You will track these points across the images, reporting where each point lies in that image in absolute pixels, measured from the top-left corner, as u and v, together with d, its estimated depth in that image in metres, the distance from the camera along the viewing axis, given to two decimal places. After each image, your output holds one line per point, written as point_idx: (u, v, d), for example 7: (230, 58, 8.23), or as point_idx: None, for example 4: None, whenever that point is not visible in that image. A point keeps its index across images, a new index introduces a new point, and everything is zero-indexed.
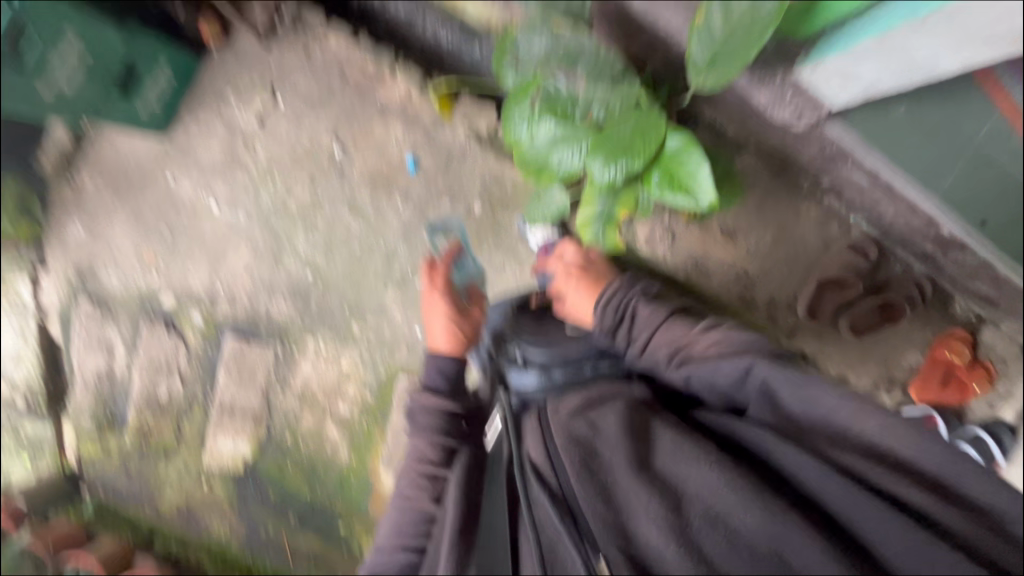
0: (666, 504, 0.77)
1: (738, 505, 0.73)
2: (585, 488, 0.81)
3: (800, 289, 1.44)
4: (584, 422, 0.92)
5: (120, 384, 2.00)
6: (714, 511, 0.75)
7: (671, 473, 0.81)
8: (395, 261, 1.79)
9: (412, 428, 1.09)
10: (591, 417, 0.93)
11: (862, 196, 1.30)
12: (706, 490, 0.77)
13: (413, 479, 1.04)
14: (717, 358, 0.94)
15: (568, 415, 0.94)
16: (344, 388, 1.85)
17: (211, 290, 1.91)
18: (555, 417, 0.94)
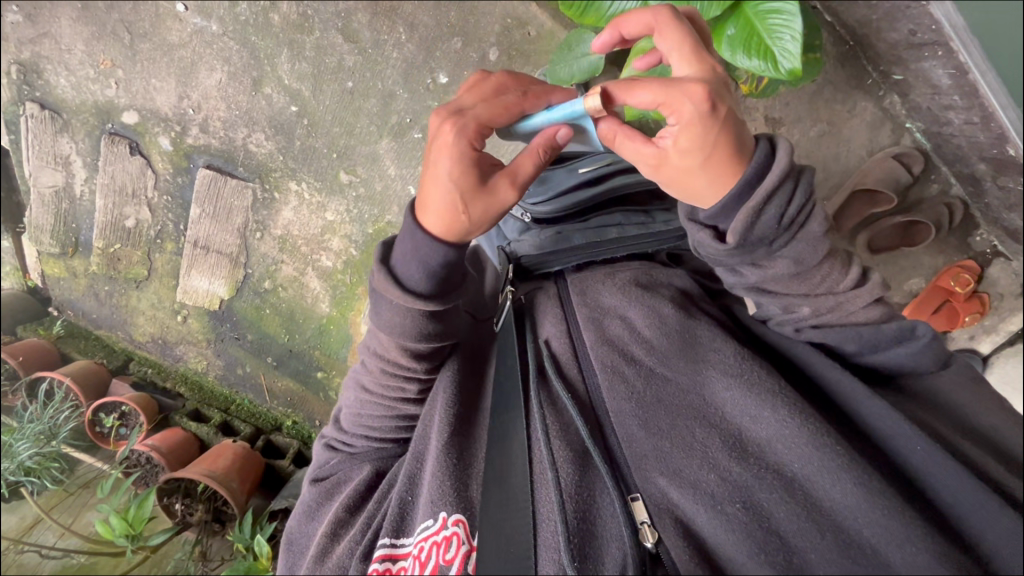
0: (714, 429, 0.71)
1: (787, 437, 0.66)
2: (611, 391, 0.77)
3: (830, 197, 1.35)
4: (614, 315, 0.85)
5: (82, 206, 1.84)
6: (758, 438, 0.69)
7: (713, 389, 0.74)
8: (393, 106, 1.59)
9: (385, 326, 0.81)
10: (618, 307, 0.86)
11: (929, 99, 1.16)
12: (757, 413, 0.69)
13: (399, 337, 0.81)
14: (795, 280, 0.71)
15: (598, 304, 0.87)
16: (328, 240, 1.74)
17: (180, 112, 1.69)
18: (583, 306, 0.87)
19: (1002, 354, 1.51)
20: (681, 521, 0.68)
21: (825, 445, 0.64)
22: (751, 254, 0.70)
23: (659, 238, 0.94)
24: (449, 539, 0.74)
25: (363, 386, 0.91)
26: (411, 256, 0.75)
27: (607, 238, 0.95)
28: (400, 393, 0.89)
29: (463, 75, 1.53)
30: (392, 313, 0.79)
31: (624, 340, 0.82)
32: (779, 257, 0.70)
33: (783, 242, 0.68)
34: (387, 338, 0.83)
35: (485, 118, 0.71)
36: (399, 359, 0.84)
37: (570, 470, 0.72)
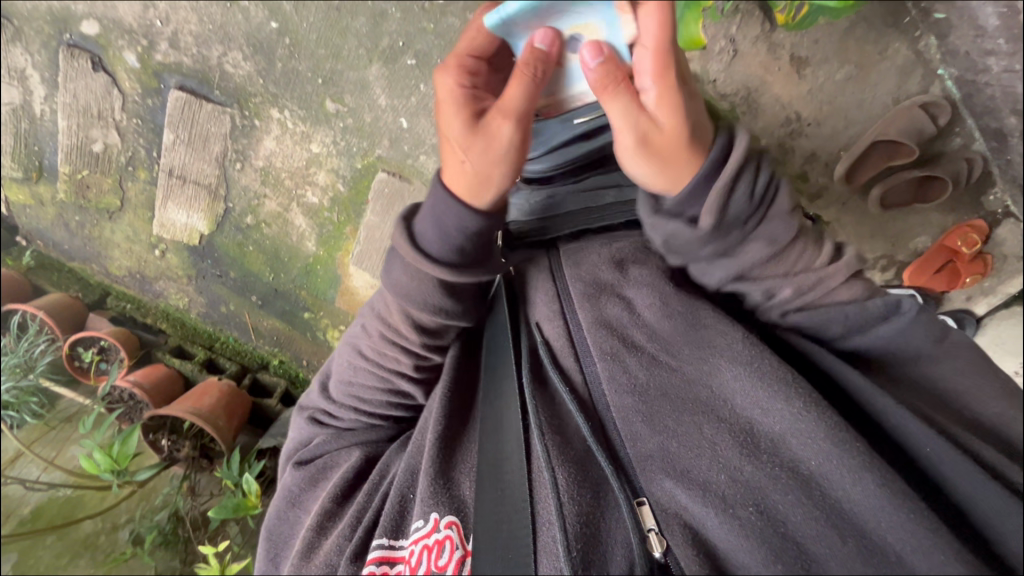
0: (721, 424, 0.63)
1: (805, 438, 0.57)
2: (605, 368, 0.73)
3: (852, 141, 1.27)
4: (612, 292, 0.77)
5: (43, 127, 1.70)
6: (772, 437, 0.60)
7: (720, 376, 0.65)
8: (384, 28, 1.44)
9: (388, 283, 0.78)
10: (615, 280, 0.78)
11: (970, 42, 1.08)
12: (768, 405, 0.60)
13: (407, 307, 0.77)
14: (772, 263, 0.64)
15: (591, 275, 0.80)
16: (313, 175, 1.64)
17: (146, 23, 1.52)
18: (577, 282, 0.80)
19: (996, 316, 1.51)
20: (690, 528, 0.61)
21: (837, 438, 0.55)
22: (725, 241, 0.64)
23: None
24: (442, 543, 0.70)
25: (358, 357, 0.87)
26: (428, 217, 0.70)
27: (601, 202, 0.89)
28: (393, 367, 0.85)
29: None
30: (403, 275, 0.75)
31: (623, 323, 0.75)
32: (753, 240, 0.64)
33: (755, 222, 0.63)
34: (394, 305, 0.79)
35: (467, 50, 0.68)
36: (403, 329, 0.80)
37: (568, 469, 0.67)
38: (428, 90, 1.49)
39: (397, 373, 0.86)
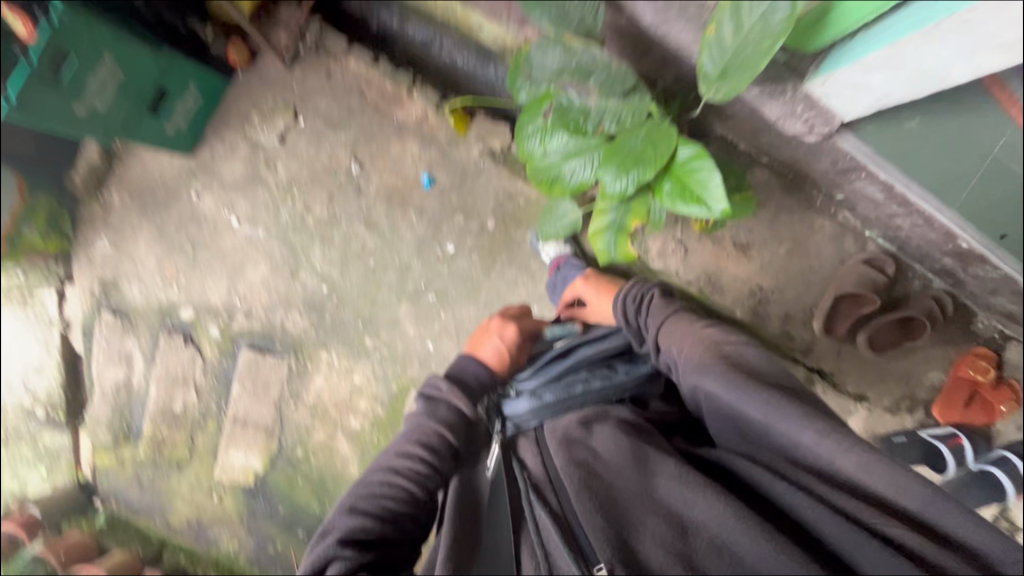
0: (665, 527, 0.75)
1: (735, 519, 0.69)
2: (583, 497, 0.80)
3: (818, 301, 1.43)
4: (581, 444, 0.89)
5: (137, 396, 2.03)
6: (714, 537, 0.71)
7: (662, 486, 0.79)
8: (409, 276, 1.81)
9: (428, 412, 0.97)
10: (583, 439, 0.90)
11: (877, 210, 1.29)
12: (698, 498, 0.74)
13: (433, 412, 0.97)
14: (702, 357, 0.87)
15: (561, 429, 0.94)
16: (355, 402, 1.85)
17: (229, 303, 1.95)
18: (549, 434, 0.94)
19: None
20: None
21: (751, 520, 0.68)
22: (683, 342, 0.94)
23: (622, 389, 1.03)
24: None
25: (371, 477, 0.92)
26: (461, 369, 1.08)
27: (576, 393, 1.01)
28: (405, 477, 0.90)
29: (467, 243, 1.78)
30: (446, 410, 0.97)
31: (588, 460, 0.86)
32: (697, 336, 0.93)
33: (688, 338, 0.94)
34: (421, 411, 0.97)
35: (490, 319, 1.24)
36: (427, 426, 0.95)
37: None
38: (447, 317, 1.79)
39: (406, 478, 0.90)
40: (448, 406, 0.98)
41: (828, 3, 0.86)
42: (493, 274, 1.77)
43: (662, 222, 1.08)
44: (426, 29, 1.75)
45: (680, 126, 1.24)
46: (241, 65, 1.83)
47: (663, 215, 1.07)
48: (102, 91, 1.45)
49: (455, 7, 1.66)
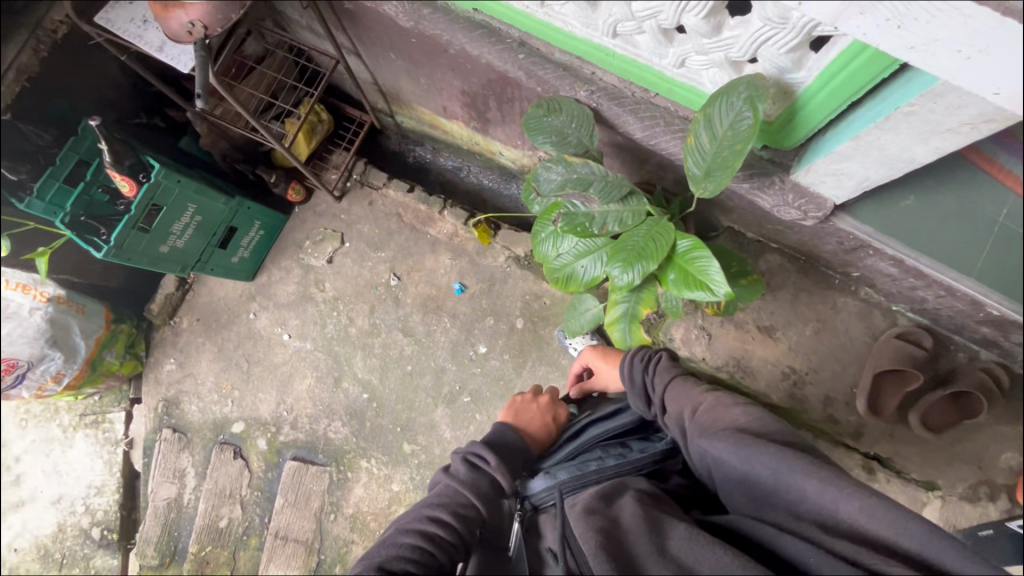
0: None
1: None
2: (594, 558, 0.74)
3: (857, 380, 1.38)
4: (599, 511, 0.83)
5: (187, 513, 2.08)
6: None
7: (676, 548, 0.74)
8: (444, 378, 1.89)
9: (466, 481, 0.97)
10: (605, 508, 0.83)
11: (896, 285, 1.30)
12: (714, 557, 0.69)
13: (474, 485, 0.97)
14: (711, 421, 0.86)
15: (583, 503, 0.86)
16: (394, 512, 1.84)
17: (277, 415, 2.05)
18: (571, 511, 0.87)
19: None
20: None
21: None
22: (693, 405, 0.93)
23: (638, 464, 1.01)
24: None
25: (401, 536, 0.90)
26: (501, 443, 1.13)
27: (590, 469, 1.02)
28: (436, 544, 0.89)
29: (498, 343, 1.86)
30: (483, 478, 0.99)
31: (610, 528, 0.79)
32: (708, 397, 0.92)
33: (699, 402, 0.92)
34: (464, 479, 0.98)
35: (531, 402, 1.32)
36: (469, 494, 0.96)
37: None
38: (483, 417, 1.83)
39: (437, 547, 0.89)
40: (486, 477, 0.99)
41: (793, 107, 0.98)
42: (524, 372, 1.83)
43: (674, 308, 1.13)
44: (458, 159, 2.23)
45: (683, 222, 1.34)
46: (299, 201, 2.09)
47: (675, 302, 1.13)
48: (182, 232, 1.71)
49: (478, 139, 1.91)
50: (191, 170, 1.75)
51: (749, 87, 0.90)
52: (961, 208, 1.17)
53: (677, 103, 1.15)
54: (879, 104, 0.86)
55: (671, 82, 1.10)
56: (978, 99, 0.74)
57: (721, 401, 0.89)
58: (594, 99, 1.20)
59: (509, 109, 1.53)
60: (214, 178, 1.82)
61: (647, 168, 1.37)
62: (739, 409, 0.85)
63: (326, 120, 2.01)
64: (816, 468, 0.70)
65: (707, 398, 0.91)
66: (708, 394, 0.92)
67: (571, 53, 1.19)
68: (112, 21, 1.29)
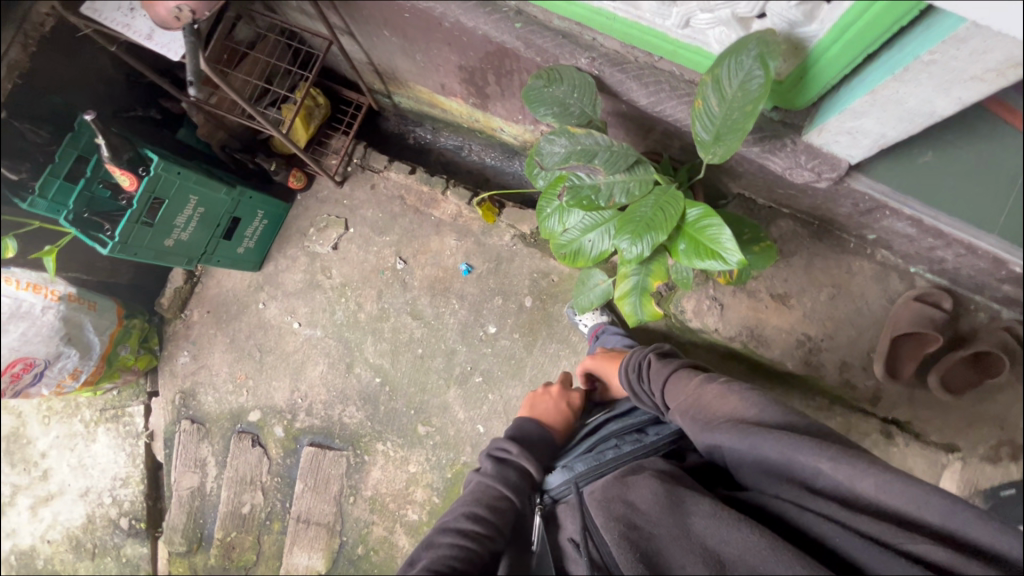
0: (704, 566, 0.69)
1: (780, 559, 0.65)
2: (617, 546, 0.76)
3: (874, 345, 1.36)
4: (616, 498, 0.84)
5: (210, 500, 2.13)
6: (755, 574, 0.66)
7: (698, 527, 0.74)
8: (455, 360, 1.89)
9: (497, 474, 1.01)
10: (625, 493, 0.84)
11: (913, 246, 1.26)
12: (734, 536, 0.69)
13: (506, 474, 1.01)
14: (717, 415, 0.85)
15: (603, 487, 0.88)
16: (412, 493, 1.87)
17: (292, 403, 2.07)
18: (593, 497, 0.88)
19: None
20: None
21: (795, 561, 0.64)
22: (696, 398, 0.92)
23: (654, 447, 1.02)
24: None
25: (440, 536, 0.90)
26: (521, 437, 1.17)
27: (606, 459, 1.05)
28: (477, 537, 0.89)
29: (507, 323, 1.85)
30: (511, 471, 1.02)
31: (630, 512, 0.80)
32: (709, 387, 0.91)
33: (701, 395, 0.91)
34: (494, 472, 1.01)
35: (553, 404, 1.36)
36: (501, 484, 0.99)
37: None
38: (496, 397, 1.83)
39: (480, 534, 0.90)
40: (515, 469, 1.03)
41: (804, 64, 0.93)
42: (535, 350, 1.82)
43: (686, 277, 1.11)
44: (458, 137, 2.19)
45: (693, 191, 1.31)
46: (301, 188, 2.08)
47: (687, 273, 1.11)
48: (186, 225, 1.71)
49: (478, 115, 1.87)
50: (190, 161, 1.73)
51: (759, 44, 0.85)
52: (986, 161, 1.11)
53: (683, 66, 1.11)
54: (896, 55, 0.82)
55: (675, 44, 1.05)
56: (1006, 42, 0.70)
57: (726, 389, 0.88)
58: (595, 66, 1.16)
59: (508, 82, 1.49)
60: (214, 169, 1.80)
61: (653, 137, 1.33)
62: (736, 397, 0.86)
63: (323, 103, 1.98)
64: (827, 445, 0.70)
65: (708, 390, 0.91)
66: (709, 385, 0.92)
67: (569, 19, 1.15)
68: (99, 10, 1.26)
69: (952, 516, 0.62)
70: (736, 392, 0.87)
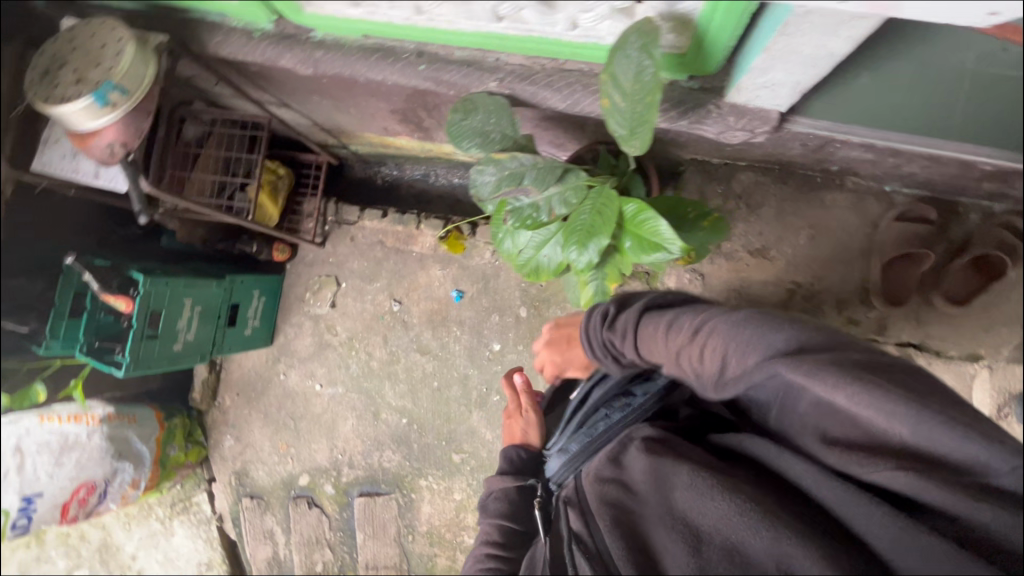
0: (681, 540, 0.81)
1: (749, 525, 0.72)
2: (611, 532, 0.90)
3: (867, 275, 1.31)
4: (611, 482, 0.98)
5: (287, 565, 2.25)
6: (730, 543, 0.75)
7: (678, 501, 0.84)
8: (470, 384, 1.93)
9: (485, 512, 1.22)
10: (618, 475, 0.98)
11: (878, 168, 1.21)
12: (709, 505, 0.79)
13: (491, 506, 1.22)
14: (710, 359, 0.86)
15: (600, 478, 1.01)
16: (464, 518, 1.94)
17: (334, 460, 2.16)
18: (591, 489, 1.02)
19: None
20: None
21: (754, 519, 0.72)
22: (682, 347, 0.93)
23: (643, 409, 1.11)
24: None
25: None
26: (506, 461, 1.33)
27: (599, 433, 1.14)
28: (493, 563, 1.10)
29: (510, 337, 1.88)
30: (492, 501, 1.22)
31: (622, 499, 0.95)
32: (683, 334, 0.93)
33: (677, 344, 0.94)
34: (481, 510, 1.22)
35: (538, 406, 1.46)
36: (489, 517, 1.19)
37: None
38: None
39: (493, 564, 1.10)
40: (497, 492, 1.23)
41: (697, 33, 0.91)
42: None
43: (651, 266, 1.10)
44: (421, 167, 2.21)
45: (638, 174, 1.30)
46: (287, 258, 2.15)
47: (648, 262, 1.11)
48: (189, 326, 1.80)
49: (429, 146, 1.89)
50: (177, 266, 1.82)
51: (637, 36, 0.84)
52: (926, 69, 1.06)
53: (589, 63, 1.10)
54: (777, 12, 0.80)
55: (572, 46, 1.05)
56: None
57: (709, 327, 0.88)
58: (506, 85, 1.16)
59: (440, 113, 1.50)
60: (202, 266, 1.89)
61: (589, 131, 1.32)
62: (716, 338, 0.86)
63: (284, 174, 2.04)
64: (802, 364, 0.69)
65: (680, 342, 0.93)
66: (679, 333, 0.94)
67: (468, 48, 1.15)
68: (47, 162, 1.33)
69: (918, 428, 0.59)
70: (722, 326, 0.86)
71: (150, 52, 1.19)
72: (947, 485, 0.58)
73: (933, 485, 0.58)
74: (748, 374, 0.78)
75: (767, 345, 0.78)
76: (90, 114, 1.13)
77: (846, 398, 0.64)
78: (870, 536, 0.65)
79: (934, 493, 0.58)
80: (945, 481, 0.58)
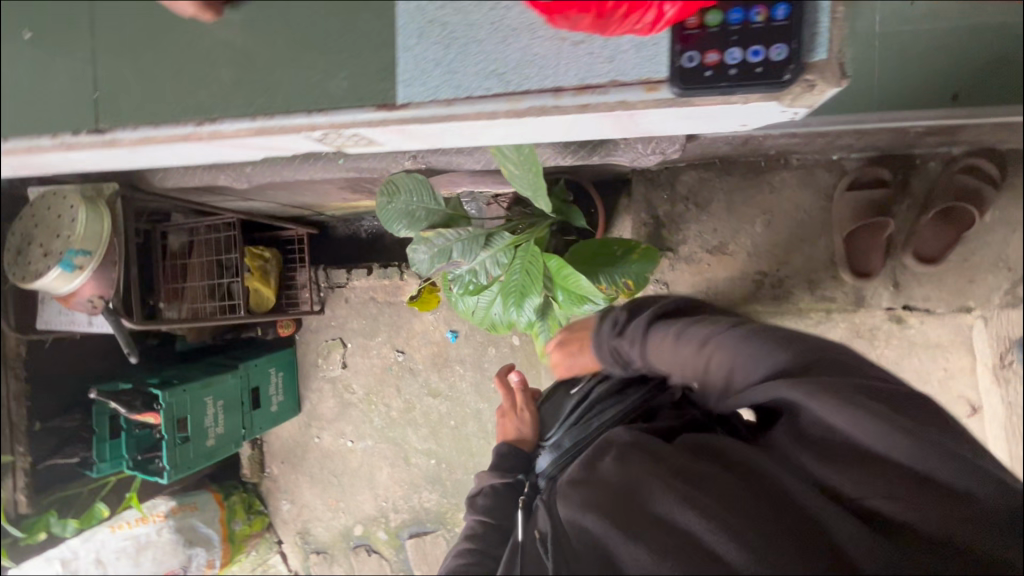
0: (657, 546, 0.64)
1: (736, 537, 0.63)
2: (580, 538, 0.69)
3: (832, 250, 1.27)
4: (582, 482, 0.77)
5: None
6: (710, 553, 0.63)
7: (658, 504, 0.69)
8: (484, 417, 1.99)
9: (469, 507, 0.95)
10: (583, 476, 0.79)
11: (815, 145, 1.17)
12: (697, 510, 0.66)
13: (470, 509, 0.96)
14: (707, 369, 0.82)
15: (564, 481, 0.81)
16: None
17: (380, 508, 2.29)
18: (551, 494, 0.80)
19: None
20: None
21: (756, 521, 0.64)
22: (691, 358, 0.84)
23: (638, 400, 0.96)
24: None
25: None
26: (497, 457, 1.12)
27: (592, 425, 0.97)
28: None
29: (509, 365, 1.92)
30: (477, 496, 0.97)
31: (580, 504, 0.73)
32: (681, 347, 0.85)
33: (679, 348, 0.85)
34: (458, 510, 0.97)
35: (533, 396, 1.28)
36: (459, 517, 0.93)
37: None
38: None
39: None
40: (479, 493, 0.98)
41: None
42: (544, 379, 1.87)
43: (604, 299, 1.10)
44: None
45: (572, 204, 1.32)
46: (293, 331, 2.28)
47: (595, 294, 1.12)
48: (217, 420, 1.94)
49: None
50: (195, 368, 1.97)
51: None
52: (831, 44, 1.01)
53: None
54: None
55: None
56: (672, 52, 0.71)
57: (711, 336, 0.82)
58: (422, 159, 1.18)
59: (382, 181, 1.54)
60: (217, 361, 2.03)
61: None
62: (719, 347, 0.80)
63: (269, 255, 2.17)
64: (801, 381, 0.68)
65: (685, 351, 0.85)
66: (684, 344, 0.85)
67: None
68: (50, 320, 1.47)
69: (912, 450, 0.63)
70: (727, 336, 0.81)
71: (101, 206, 1.29)
72: (932, 502, 0.62)
73: (918, 504, 0.62)
74: (747, 392, 0.76)
75: (773, 357, 0.74)
76: (64, 280, 1.24)
77: (853, 414, 0.65)
78: (846, 545, 0.62)
79: (920, 511, 0.62)
80: (929, 500, 0.62)
